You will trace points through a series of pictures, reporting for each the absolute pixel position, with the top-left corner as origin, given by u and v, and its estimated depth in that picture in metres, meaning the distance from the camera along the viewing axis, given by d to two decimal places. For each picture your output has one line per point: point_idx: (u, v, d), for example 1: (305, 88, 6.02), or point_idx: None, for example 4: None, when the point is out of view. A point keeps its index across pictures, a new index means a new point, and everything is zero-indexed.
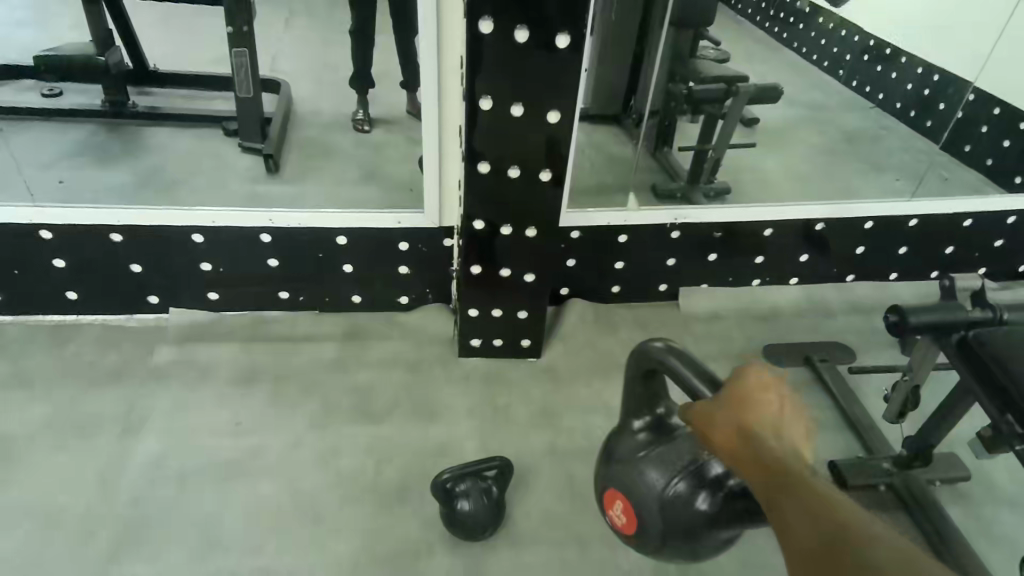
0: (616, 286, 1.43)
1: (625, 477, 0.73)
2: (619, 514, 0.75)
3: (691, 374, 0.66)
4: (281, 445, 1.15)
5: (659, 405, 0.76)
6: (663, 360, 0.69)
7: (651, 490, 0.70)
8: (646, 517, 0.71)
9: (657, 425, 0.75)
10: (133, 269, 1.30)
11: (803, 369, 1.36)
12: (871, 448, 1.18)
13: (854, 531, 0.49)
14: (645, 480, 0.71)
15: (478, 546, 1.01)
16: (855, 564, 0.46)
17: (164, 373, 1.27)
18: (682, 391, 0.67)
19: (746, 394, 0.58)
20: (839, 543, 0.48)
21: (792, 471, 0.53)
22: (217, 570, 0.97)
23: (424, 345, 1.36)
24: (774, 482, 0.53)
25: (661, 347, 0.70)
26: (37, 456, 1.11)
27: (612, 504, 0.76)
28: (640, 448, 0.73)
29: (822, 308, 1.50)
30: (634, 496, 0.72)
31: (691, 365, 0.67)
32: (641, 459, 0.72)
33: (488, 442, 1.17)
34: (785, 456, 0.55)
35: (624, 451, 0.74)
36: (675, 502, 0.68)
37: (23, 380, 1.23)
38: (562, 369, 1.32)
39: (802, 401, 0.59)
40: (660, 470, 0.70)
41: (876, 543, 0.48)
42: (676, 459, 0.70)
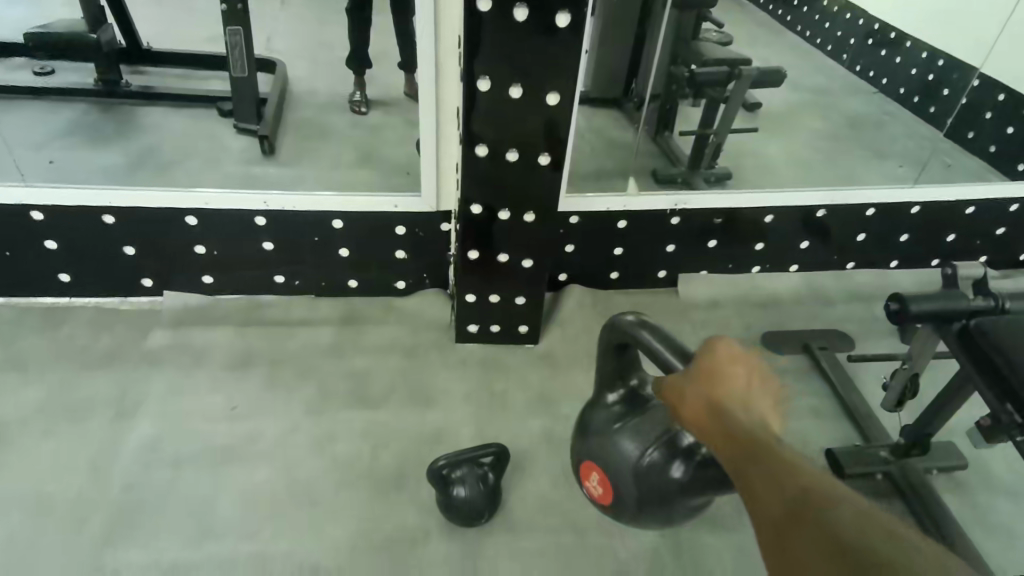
0: (615, 272, 1.42)
1: (600, 448, 0.71)
2: (596, 485, 0.74)
3: (663, 348, 0.65)
4: (277, 431, 1.14)
5: (632, 377, 0.74)
6: (635, 335, 0.68)
7: (626, 460, 0.68)
8: (621, 487, 0.69)
9: (631, 397, 0.73)
10: (126, 252, 1.29)
11: (802, 356, 1.35)
12: (869, 435, 1.17)
13: (819, 493, 0.46)
14: (620, 451, 0.69)
15: (474, 532, 1.01)
16: (818, 529, 0.43)
17: (158, 358, 1.25)
18: (652, 365, 0.66)
19: (713, 367, 0.55)
20: (803, 508, 0.45)
21: (761, 441, 0.50)
22: (212, 556, 0.96)
23: (421, 330, 1.34)
24: (743, 454, 0.50)
25: (632, 320, 0.69)
26: (31, 439, 1.10)
27: (588, 476, 0.75)
28: (615, 421, 0.72)
29: (822, 295, 1.49)
30: (609, 467, 0.70)
31: (664, 338, 0.66)
32: (616, 431, 0.71)
33: (485, 428, 1.17)
34: (754, 429, 0.51)
35: (599, 422, 0.73)
36: (649, 471, 0.66)
37: (16, 363, 1.22)
38: (559, 355, 1.31)
39: (773, 373, 0.56)
40: (635, 441, 0.68)
41: (841, 504, 0.44)
42: (651, 429, 0.69)
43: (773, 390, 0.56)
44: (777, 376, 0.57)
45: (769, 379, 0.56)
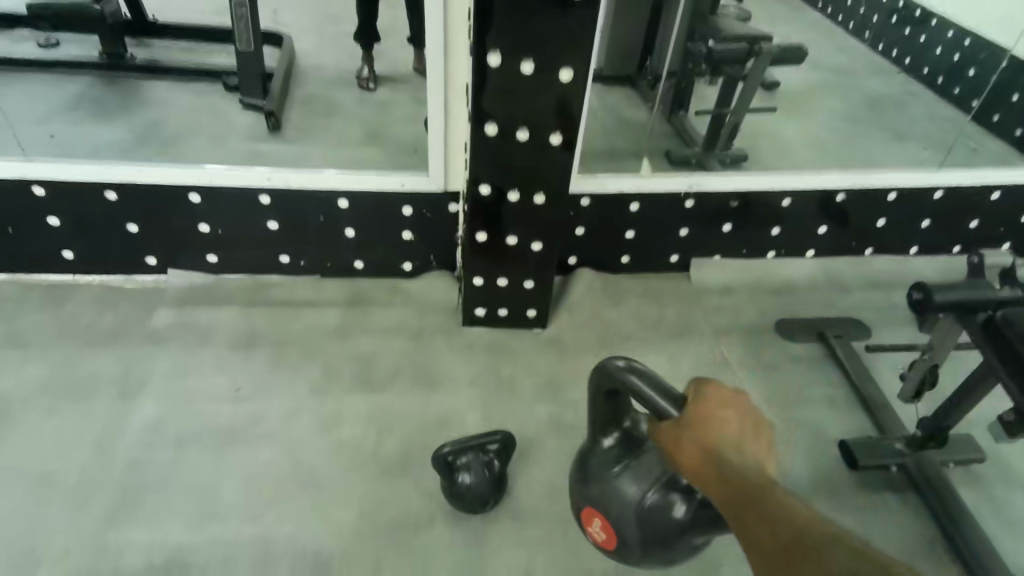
0: (626, 256, 1.38)
1: (600, 494, 0.70)
2: (598, 531, 0.73)
3: (651, 391, 0.62)
4: (281, 412, 1.13)
5: (625, 419, 0.73)
6: (624, 380, 0.65)
7: (628, 504, 0.68)
8: (624, 532, 0.68)
9: (626, 439, 0.72)
10: (129, 229, 1.27)
11: (816, 345, 1.32)
12: (884, 427, 1.15)
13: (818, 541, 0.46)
14: (621, 495, 0.68)
15: (478, 519, 0.99)
16: (813, 565, 0.45)
17: (161, 336, 1.24)
18: (643, 409, 0.63)
19: (705, 412, 0.55)
20: (803, 550, 0.46)
21: (760, 489, 0.50)
22: (215, 537, 0.95)
23: (428, 313, 1.32)
24: (744, 504, 0.50)
25: (621, 366, 0.67)
26: (34, 416, 1.09)
27: (589, 522, 0.73)
28: (614, 464, 0.71)
29: (838, 282, 1.45)
30: (610, 514, 0.69)
31: (652, 382, 0.63)
32: (616, 475, 0.70)
33: (491, 414, 1.14)
34: (751, 474, 0.52)
35: (597, 467, 0.71)
36: (652, 512, 0.66)
37: (21, 340, 1.21)
38: (567, 340, 1.28)
39: (760, 413, 0.57)
40: (635, 483, 0.68)
41: (832, 540, 0.46)
42: (649, 471, 0.68)
43: (767, 430, 0.56)
44: (765, 414, 0.57)
45: (761, 418, 0.56)
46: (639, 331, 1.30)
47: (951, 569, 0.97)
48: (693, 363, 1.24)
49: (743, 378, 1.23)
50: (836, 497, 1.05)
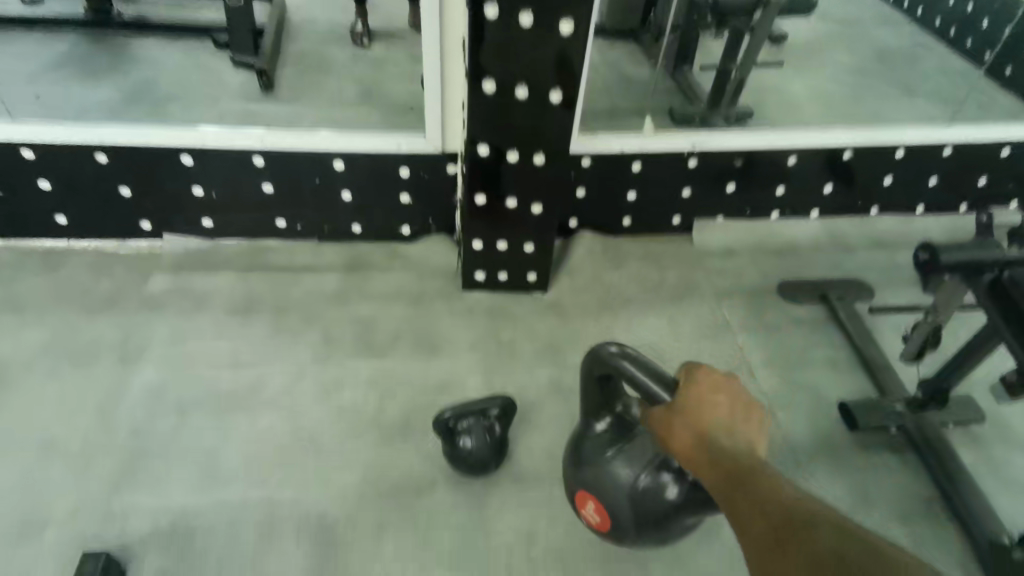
0: (628, 218, 1.36)
1: (595, 477, 0.76)
2: (592, 513, 0.78)
3: (645, 376, 0.66)
4: (282, 378, 1.13)
5: (617, 404, 0.78)
6: (617, 365, 0.69)
7: (622, 486, 0.74)
8: (618, 513, 0.74)
9: (618, 424, 0.77)
10: (123, 193, 1.25)
11: (818, 307, 1.31)
12: (884, 388, 1.15)
13: (801, 517, 0.52)
14: (616, 478, 0.74)
15: (480, 482, 1.00)
16: (797, 538, 0.50)
17: (159, 302, 1.23)
18: (635, 393, 0.67)
19: (697, 397, 0.60)
20: (788, 525, 0.51)
21: (747, 470, 0.56)
22: (219, 500, 0.96)
23: (427, 277, 1.30)
24: (734, 484, 0.55)
25: (615, 352, 0.71)
26: (35, 382, 1.09)
27: (583, 504, 0.79)
28: (607, 448, 0.76)
29: (842, 243, 1.43)
30: (605, 496, 0.75)
31: (644, 367, 0.67)
32: (610, 459, 0.75)
33: (492, 378, 1.14)
34: (740, 456, 0.57)
35: (592, 451, 0.77)
36: (645, 494, 0.72)
37: (18, 306, 1.20)
38: (568, 304, 1.27)
39: (749, 397, 0.62)
40: (629, 466, 0.74)
41: (814, 515, 0.52)
42: (641, 454, 0.74)
43: (754, 413, 0.62)
44: (752, 398, 0.62)
45: (749, 403, 0.62)
46: (640, 294, 1.29)
47: (947, 528, 0.98)
48: (694, 326, 1.24)
49: (744, 341, 1.22)
50: (836, 458, 1.05)
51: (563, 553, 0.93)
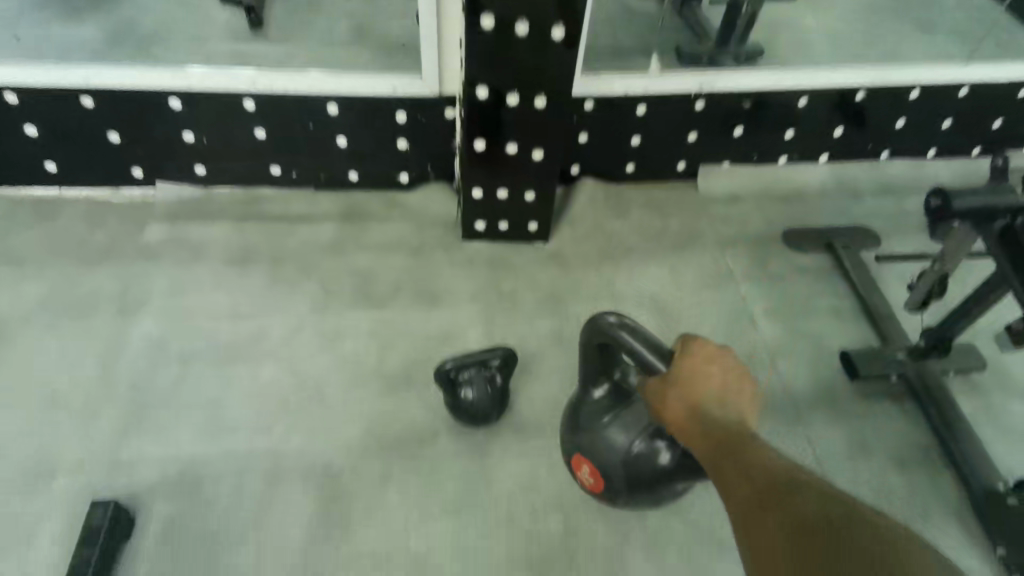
0: (631, 164, 1.32)
1: (591, 442, 0.81)
2: (587, 475, 0.85)
3: (640, 345, 0.71)
4: (282, 329, 1.12)
5: (615, 371, 0.82)
6: (615, 335, 0.74)
7: (617, 451, 0.79)
8: (612, 475, 0.80)
9: (615, 390, 0.82)
10: (111, 139, 1.21)
11: (823, 255, 1.29)
12: (886, 337, 1.14)
13: (783, 484, 0.57)
14: (611, 443, 0.79)
15: (482, 432, 1.01)
16: (780, 504, 0.55)
17: (154, 253, 1.21)
18: (633, 361, 0.72)
19: (691, 368, 0.64)
20: (771, 491, 0.56)
21: (735, 440, 0.60)
22: (224, 451, 0.97)
23: (426, 226, 1.28)
24: (722, 453, 0.60)
25: (614, 322, 0.75)
26: (35, 335, 1.09)
27: (580, 467, 0.85)
28: (603, 415, 0.81)
29: (850, 189, 1.40)
30: (600, 460, 0.80)
31: (642, 338, 0.72)
32: (605, 425, 0.80)
33: (493, 329, 1.13)
34: (729, 426, 0.61)
35: (589, 417, 0.82)
36: (639, 458, 0.77)
37: (12, 258, 1.18)
38: (570, 253, 1.25)
39: (741, 366, 0.65)
40: (624, 433, 0.78)
41: (796, 481, 0.57)
42: (636, 421, 0.79)
43: (745, 381, 0.66)
44: (745, 367, 0.66)
45: (741, 371, 0.65)
46: (643, 243, 1.27)
47: (943, 474, 1.00)
48: (697, 275, 1.22)
49: (747, 290, 1.21)
50: (836, 407, 1.06)
51: (564, 501, 0.94)
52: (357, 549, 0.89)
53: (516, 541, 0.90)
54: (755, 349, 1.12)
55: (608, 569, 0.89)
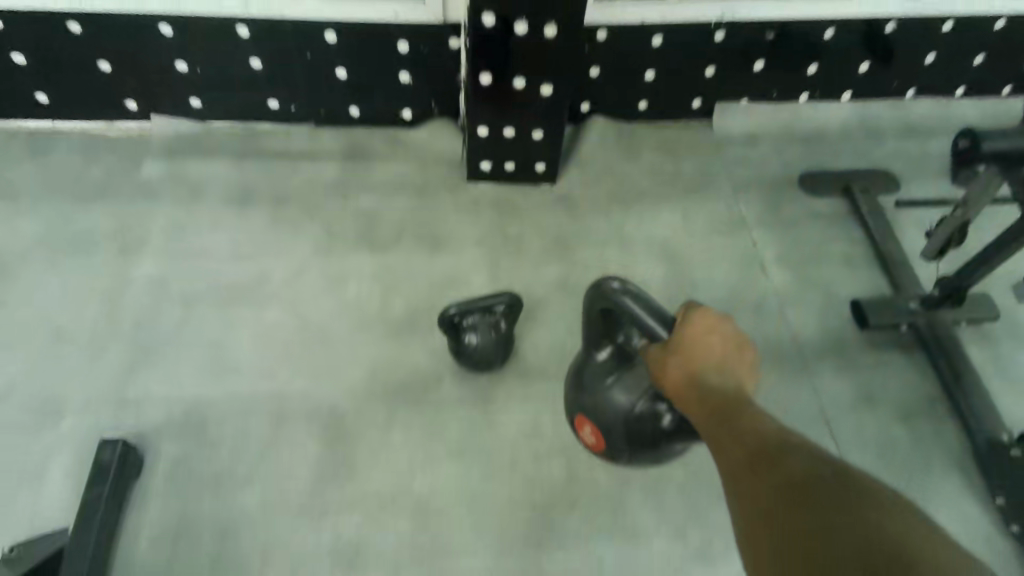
0: (644, 101, 1.27)
1: (594, 403, 0.83)
2: (589, 435, 0.87)
3: (641, 312, 0.74)
4: (284, 271, 1.11)
5: (619, 334, 0.84)
6: (618, 301, 0.75)
7: (619, 412, 0.81)
8: (613, 436, 0.82)
9: (619, 353, 0.84)
10: (101, 68, 1.16)
11: (840, 200, 1.25)
12: (899, 285, 1.12)
13: (774, 445, 0.61)
14: (613, 404, 0.81)
15: (486, 378, 1.01)
16: (769, 462, 0.59)
17: (152, 190, 1.18)
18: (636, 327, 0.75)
19: (692, 335, 0.69)
20: (761, 451, 0.61)
21: (730, 404, 0.65)
22: (230, 393, 0.98)
23: (429, 166, 1.24)
24: (717, 416, 0.65)
25: (617, 288, 0.75)
26: (37, 274, 1.08)
27: (582, 427, 0.88)
28: (607, 376, 0.83)
29: (871, 129, 1.34)
30: (602, 420, 0.83)
31: (644, 304, 0.74)
32: (609, 386, 0.82)
33: (498, 274, 1.12)
34: (724, 392, 0.66)
35: (592, 379, 0.84)
36: (640, 419, 0.80)
37: (9, 193, 1.16)
38: (578, 195, 1.21)
39: (739, 337, 0.71)
40: (626, 394, 0.80)
41: (785, 443, 0.61)
42: (638, 383, 0.80)
43: (742, 352, 0.71)
44: (742, 339, 0.71)
45: (738, 342, 0.71)
46: (654, 186, 1.23)
47: (947, 424, 1.00)
48: (708, 220, 1.19)
49: (759, 236, 1.18)
50: (843, 356, 1.05)
51: (566, 446, 0.95)
52: (363, 490, 0.91)
53: (519, 484, 0.92)
54: (765, 297, 1.10)
55: (609, 513, 0.90)
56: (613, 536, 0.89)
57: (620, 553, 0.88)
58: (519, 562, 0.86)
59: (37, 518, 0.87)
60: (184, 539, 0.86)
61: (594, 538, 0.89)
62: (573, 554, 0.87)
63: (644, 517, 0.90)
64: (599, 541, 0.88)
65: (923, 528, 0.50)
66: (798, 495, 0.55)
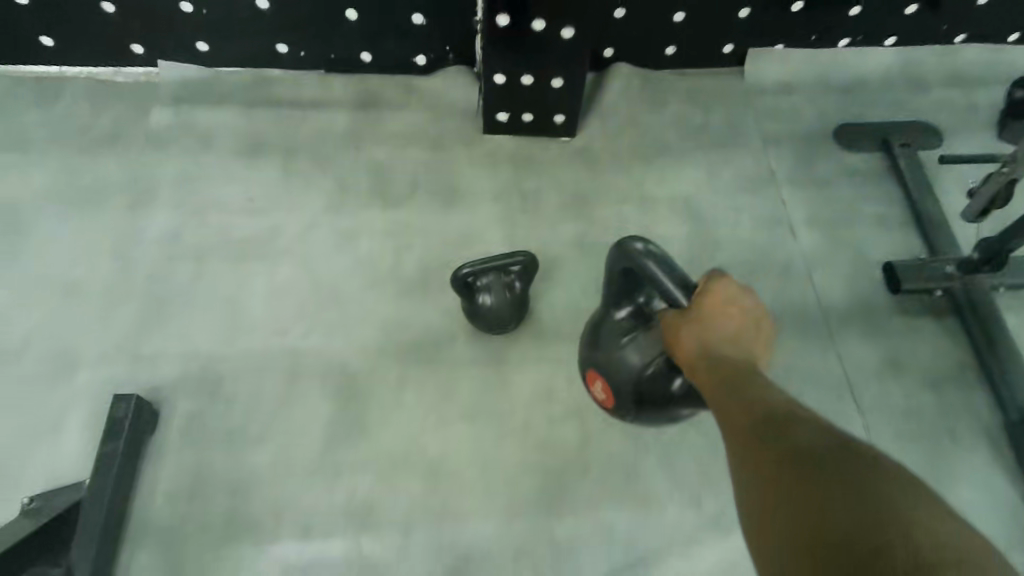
0: (671, 46, 1.20)
1: (606, 360, 0.82)
2: (599, 390, 0.86)
3: (663, 277, 0.72)
4: (296, 225, 1.08)
5: (639, 294, 0.80)
6: (641, 264, 0.73)
7: (630, 371, 0.79)
8: (621, 393, 0.81)
9: (638, 314, 0.81)
10: (105, 8, 1.12)
11: (877, 155, 1.18)
12: (936, 248, 1.06)
13: (783, 415, 0.59)
14: (626, 363, 0.79)
15: (501, 339, 0.99)
16: (775, 431, 0.58)
17: (162, 140, 1.15)
18: (656, 291, 0.73)
19: (711, 305, 0.68)
20: (769, 420, 0.59)
21: (740, 374, 0.64)
22: (244, 349, 0.97)
23: (444, 116, 1.19)
24: (725, 384, 0.64)
25: (641, 250, 0.74)
26: (50, 227, 1.06)
27: (593, 382, 0.86)
28: (622, 335, 0.81)
29: (916, 77, 1.25)
30: (612, 377, 0.81)
31: (667, 269, 0.72)
32: (623, 345, 0.80)
33: (513, 231, 1.08)
34: (736, 362, 0.65)
35: (608, 337, 0.82)
36: (651, 380, 0.78)
37: (18, 142, 1.13)
38: (599, 149, 1.15)
39: (758, 312, 0.70)
40: (640, 354, 0.78)
41: (798, 414, 0.59)
42: (653, 345, 0.78)
43: (759, 326, 0.70)
44: (761, 315, 0.70)
45: (756, 317, 0.70)
46: (679, 139, 1.17)
47: (977, 392, 0.97)
48: (735, 176, 1.13)
49: (788, 194, 1.12)
50: (872, 321, 1.01)
51: (580, 410, 0.94)
52: (376, 448, 0.91)
53: (531, 448, 0.91)
54: (792, 259, 1.06)
55: (622, 477, 0.90)
56: (625, 501, 0.88)
57: (632, 519, 0.87)
58: (531, 524, 0.86)
59: (55, 471, 0.89)
60: (199, 496, 0.87)
61: (606, 502, 0.88)
62: (584, 518, 0.87)
63: (658, 482, 0.89)
64: (612, 505, 0.88)
65: (930, 506, 0.49)
66: (802, 465, 0.54)
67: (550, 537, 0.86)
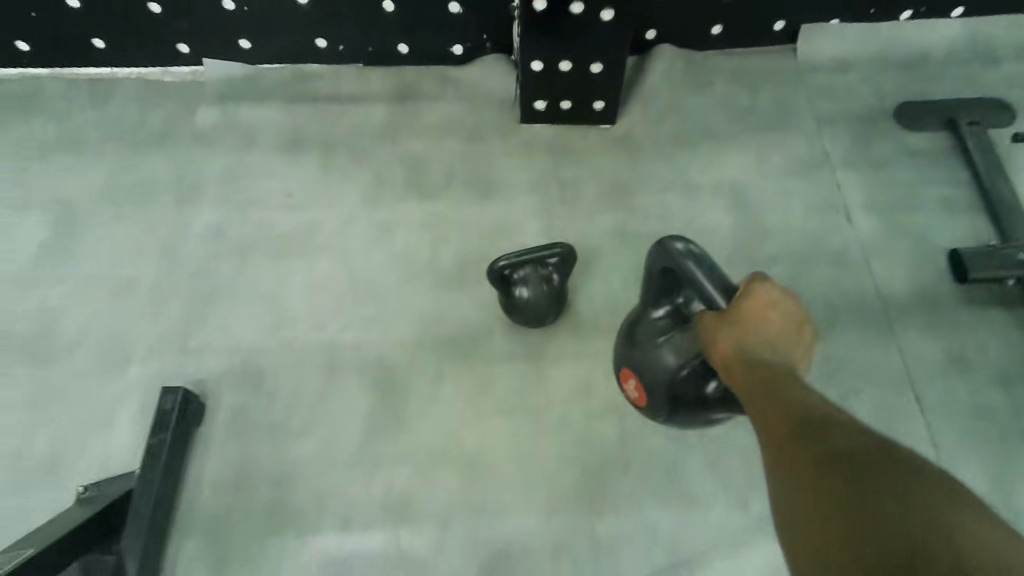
0: (718, 26, 1.15)
1: (641, 358, 0.79)
2: (633, 389, 0.83)
3: (705, 279, 0.67)
4: (335, 220, 1.09)
5: (678, 294, 0.78)
6: (681, 264, 0.69)
7: (664, 372, 0.76)
8: (655, 393, 0.78)
9: (676, 314, 0.78)
10: (152, 9, 1.14)
11: (941, 135, 1.10)
12: (1008, 234, 0.99)
13: (823, 421, 0.55)
14: (660, 364, 0.76)
15: (539, 333, 0.97)
16: (812, 436, 0.54)
17: (207, 137, 1.17)
18: (695, 292, 0.69)
19: (750, 308, 0.63)
20: (806, 425, 0.55)
21: (778, 377, 0.60)
22: (286, 344, 0.99)
23: (481, 106, 1.17)
24: (761, 388, 0.60)
25: (681, 250, 0.70)
26: (102, 225, 1.10)
27: (627, 380, 0.84)
28: (659, 335, 0.78)
29: (985, 50, 1.16)
30: (646, 376, 0.78)
31: (709, 271, 0.68)
32: (659, 345, 0.77)
33: (551, 222, 1.06)
34: (774, 366, 0.61)
35: (644, 336, 0.79)
36: (685, 381, 0.75)
37: (72, 142, 1.17)
38: (641, 136, 1.12)
39: (801, 317, 0.65)
40: (675, 355, 0.75)
41: (837, 420, 0.55)
42: (690, 346, 0.75)
43: (800, 331, 0.65)
44: (804, 320, 0.65)
45: (798, 321, 0.65)
46: (725, 123, 1.12)
47: None
48: (786, 161, 1.08)
49: (844, 179, 1.06)
50: (935, 313, 0.95)
51: (620, 406, 0.91)
52: (414, 443, 0.90)
53: (570, 445, 0.89)
54: (848, 246, 1.00)
55: (664, 476, 0.87)
56: (668, 499, 0.85)
57: (675, 518, 0.84)
58: (570, 522, 0.85)
59: (108, 462, 0.92)
60: (244, 489, 0.89)
61: (648, 501, 0.85)
62: (625, 517, 0.85)
63: (702, 481, 0.86)
64: (654, 504, 0.85)
65: (974, 513, 0.45)
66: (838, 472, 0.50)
67: (590, 535, 0.84)
